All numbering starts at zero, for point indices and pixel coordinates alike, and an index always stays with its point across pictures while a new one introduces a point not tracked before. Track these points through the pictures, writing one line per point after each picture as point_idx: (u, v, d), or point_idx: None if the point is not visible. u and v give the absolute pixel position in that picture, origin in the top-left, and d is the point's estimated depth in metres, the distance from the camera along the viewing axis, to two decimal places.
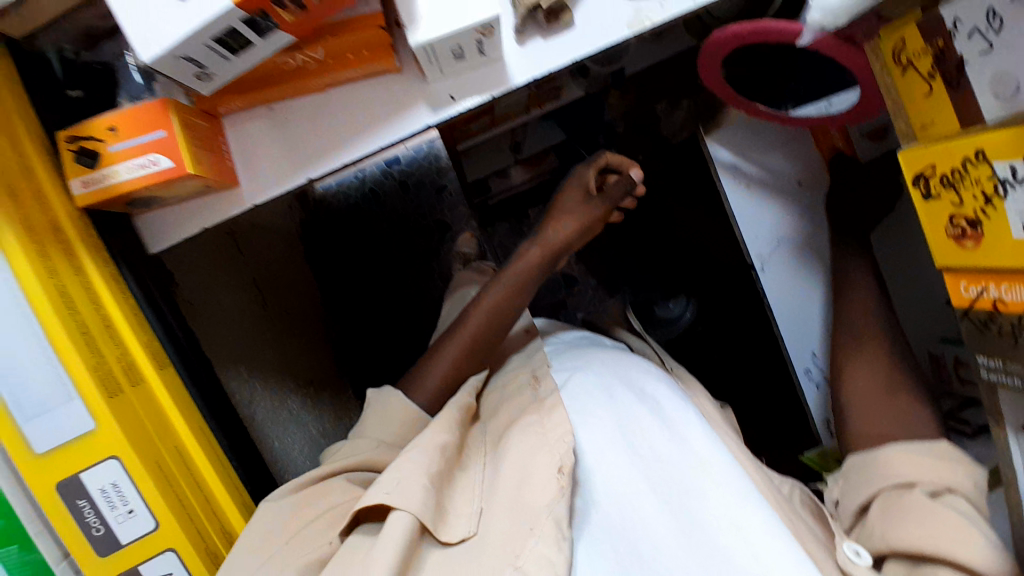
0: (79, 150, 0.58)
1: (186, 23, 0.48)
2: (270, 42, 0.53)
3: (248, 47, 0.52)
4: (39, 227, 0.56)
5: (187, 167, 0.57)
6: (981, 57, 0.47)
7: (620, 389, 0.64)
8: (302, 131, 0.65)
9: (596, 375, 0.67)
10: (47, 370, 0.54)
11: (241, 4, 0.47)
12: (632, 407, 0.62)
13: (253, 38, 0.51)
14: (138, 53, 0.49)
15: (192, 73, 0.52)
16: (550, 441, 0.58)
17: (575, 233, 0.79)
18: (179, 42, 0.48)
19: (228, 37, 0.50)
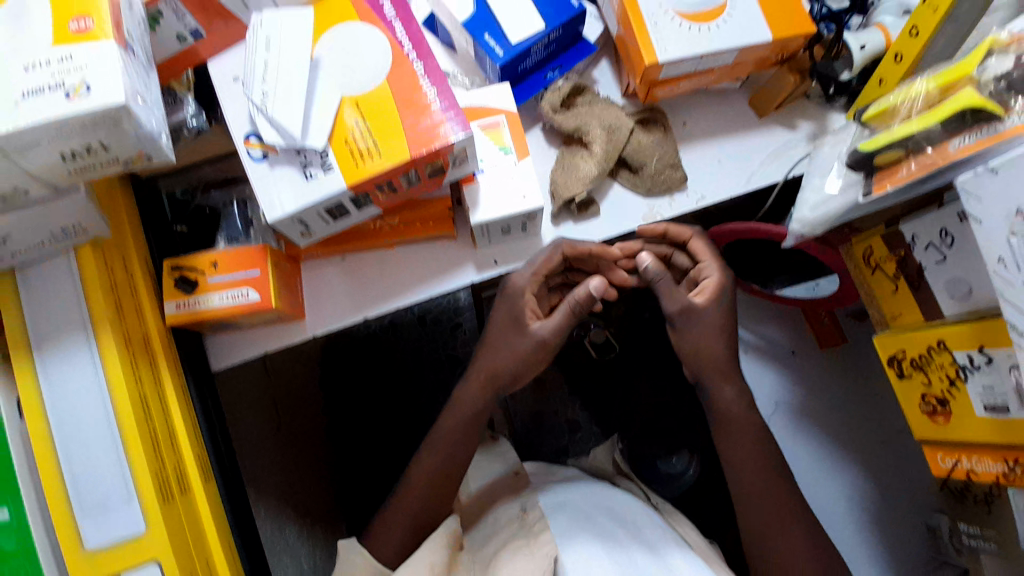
0: (180, 277, 0.66)
1: (303, 196, 0.57)
2: (363, 212, 0.64)
3: (345, 216, 0.62)
4: (136, 342, 0.62)
5: (272, 302, 0.67)
6: (937, 266, 0.59)
7: (603, 519, 0.70)
8: (367, 276, 0.75)
9: (580, 508, 0.72)
10: (115, 469, 0.57)
11: (353, 186, 0.58)
12: (614, 533, 0.67)
13: (351, 208, 0.62)
14: (263, 215, 0.58)
15: (296, 231, 0.62)
16: (538, 557, 0.63)
17: (511, 364, 0.76)
18: (295, 208, 0.57)
19: (335, 208, 0.60)
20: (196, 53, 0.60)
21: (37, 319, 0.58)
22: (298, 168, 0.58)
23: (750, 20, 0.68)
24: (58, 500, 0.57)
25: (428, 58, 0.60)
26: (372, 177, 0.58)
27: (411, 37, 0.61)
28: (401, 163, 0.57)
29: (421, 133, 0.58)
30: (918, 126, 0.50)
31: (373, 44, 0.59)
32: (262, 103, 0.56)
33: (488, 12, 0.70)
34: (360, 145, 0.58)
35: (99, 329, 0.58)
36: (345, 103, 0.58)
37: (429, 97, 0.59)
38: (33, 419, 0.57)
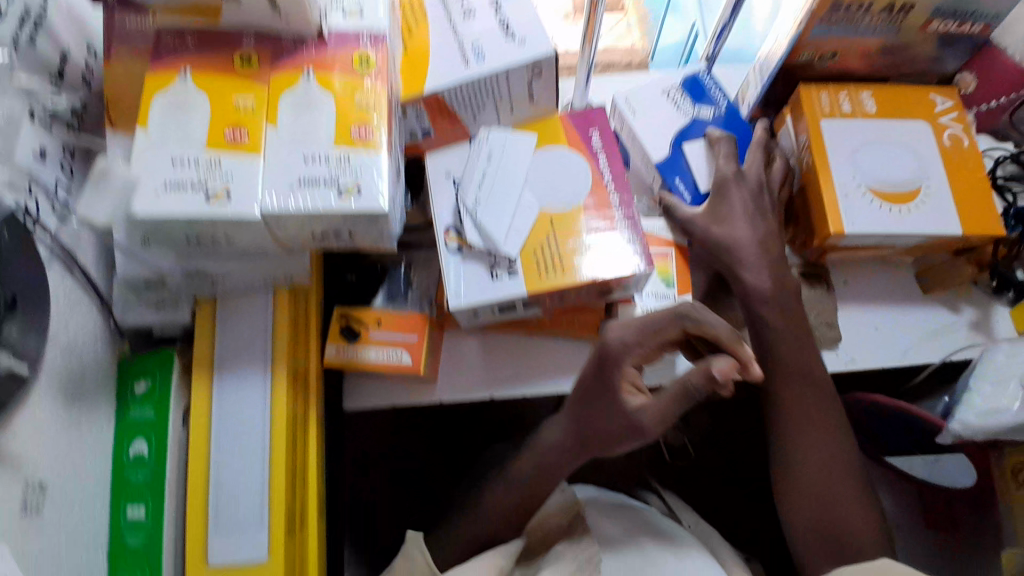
0: (345, 326, 0.73)
1: (485, 292, 0.61)
2: (525, 312, 0.67)
3: (512, 312, 0.66)
4: (299, 376, 0.68)
5: (420, 368, 0.72)
6: None
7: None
8: (505, 359, 0.79)
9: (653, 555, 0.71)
10: (256, 497, 0.62)
11: (533, 291, 0.61)
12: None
13: (520, 307, 0.64)
14: (447, 301, 0.62)
15: (465, 318, 0.65)
16: None
17: (654, 417, 0.62)
18: (476, 301, 0.61)
19: (508, 306, 0.63)
20: (419, 146, 0.65)
21: (225, 342, 0.63)
22: (486, 266, 0.62)
23: (939, 213, 0.69)
24: (198, 511, 0.61)
25: (624, 191, 0.64)
26: (551, 289, 0.61)
27: (613, 169, 0.64)
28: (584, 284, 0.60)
29: (609, 260, 0.61)
30: None
31: (577, 170, 0.64)
32: (472, 208, 0.62)
33: (682, 156, 0.72)
34: (547, 259, 0.61)
35: (275, 366, 0.64)
36: (542, 217, 0.62)
37: (618, 227, 0.63)
38: (198, 433, 0.62)
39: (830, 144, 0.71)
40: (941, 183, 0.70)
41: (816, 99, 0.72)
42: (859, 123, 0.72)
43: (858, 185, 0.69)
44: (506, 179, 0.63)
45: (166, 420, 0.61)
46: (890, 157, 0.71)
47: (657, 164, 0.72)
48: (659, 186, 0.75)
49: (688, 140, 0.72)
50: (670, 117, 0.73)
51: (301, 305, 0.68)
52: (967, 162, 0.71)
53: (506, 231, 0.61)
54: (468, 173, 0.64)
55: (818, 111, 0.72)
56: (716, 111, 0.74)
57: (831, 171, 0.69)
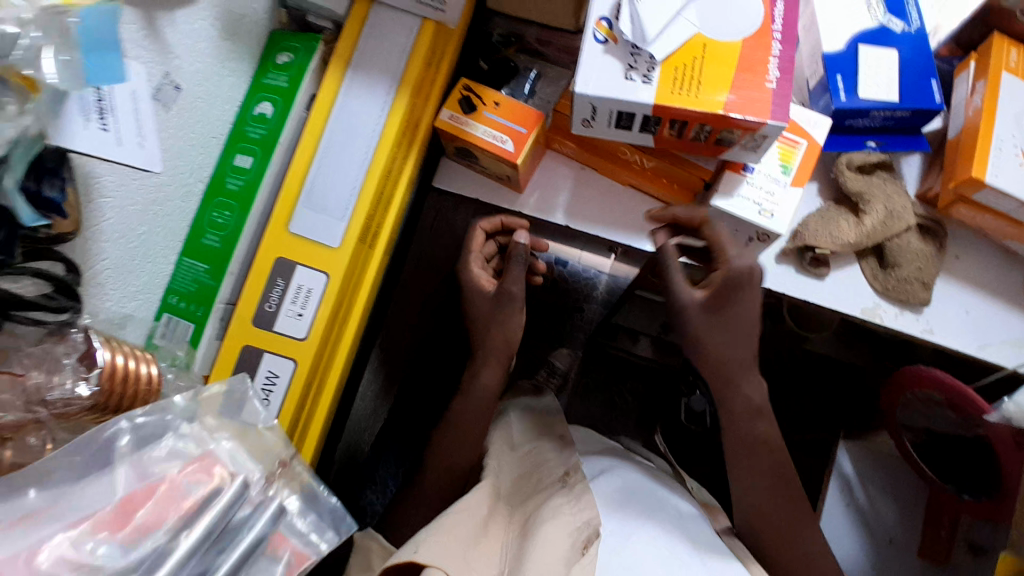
0: (465, 97, 0.76)
1: (613, 87, 0.61)
2: (637, 136, 0.68)
3: (626, 128, 0.67)
4: (413, 116, 0.71)
5: (518, 159, 0.73)
6: None
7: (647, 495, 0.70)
8: (589, 198, 0.80)
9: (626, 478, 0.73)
10: (348, 189, 0.65)
11: (656, 106, 0.61)
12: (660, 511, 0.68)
13: (635, 124, 0.65)
14: (573, 84, 0.63)
15: (581, 116, 0.67)
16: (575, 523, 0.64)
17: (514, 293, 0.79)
18: (603, 94, 0.61)
19: (627, 116, 0.64)
20: None
21: (365, 49, 0.67)
22: (624, 65, 0.62)
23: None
24: (294, 182, 0.65)
25: (789, 44, 0.61)
26: (678, 109, 0.60)
27: (784, 19, 0.62)
28: (709, 113, 0.59)
29: (745, 100, 0.60)
30: None
31: (749, 6, 0.62)
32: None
33: (854, 58, 0.69)
34: (685, 78, 0.61)
35: (402, 86, 0.67)
36: (696, 40, 0.60)
37: (769, 74, 0.60)
38: (319, 115, 0.66)
39: (1005, 96, 0.67)
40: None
41: (1004, 53, 0.69)
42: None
43: (1015, 147, 0.65)
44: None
45: (295, 92, 0.66)
46: None
47: (826, 56, 0.69)
48: (818, 83, 0.71)
49: (865, 44, 0.69)
50: (859, 18, 0.70)
51: (438, 52, 0.71)
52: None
53: (658, 32, 0.60)
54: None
55: (1003, 61, 0.68)
56: (905, 29, 0.71)
57: (994, 121, 0.66)
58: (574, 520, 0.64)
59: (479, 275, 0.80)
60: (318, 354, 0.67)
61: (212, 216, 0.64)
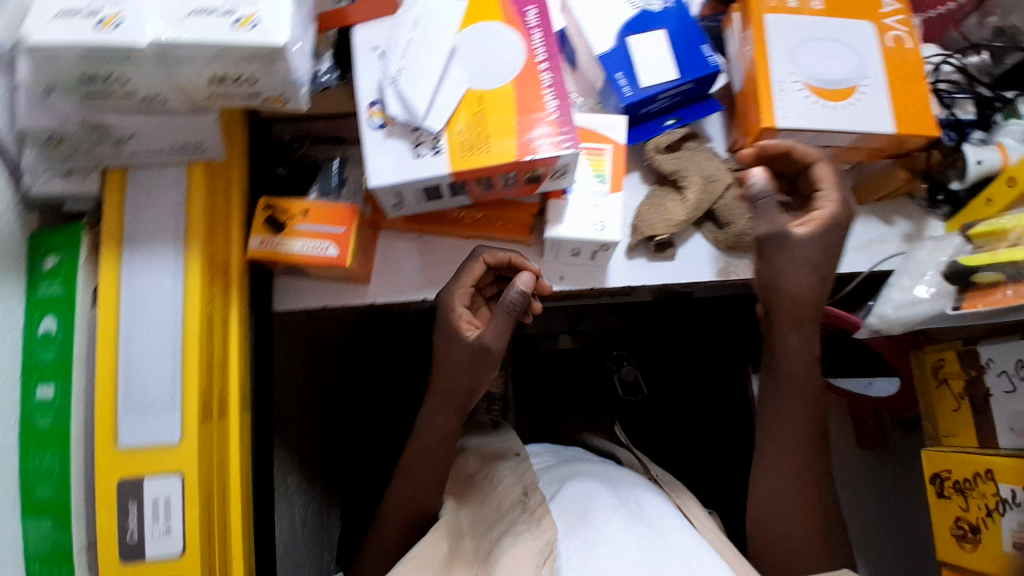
0: (269, 217, 0.70)
1: (405, 171, 0.59)
2: (454, 199, 0.66)
3: (438, 198, 0.64)
4: (216, 265, 0.66)
5: (347, 261, 0.69)
6: (1004, 395, 0.58)
7: (605, 498, 0.72)
8: (440, 260, 0.77)
9: (585, 487, 0.74)
10: (167, 379, 0.61)
11: (454, 172, 0.59)
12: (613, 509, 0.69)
13: (445, 192, 0.63)
14: (367, 180, 0.60)
15: (391, 201, 0.64)
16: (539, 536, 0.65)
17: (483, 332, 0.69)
18: (400, 179, 0.59)
19: (433, 189, 0.62)
20: (345, 17, 0.63)
21: (133, 219, 0.61)
22: (410, 143, 0.60)
23: (876, 112, 0.68)
24: (106, 390, 0.60)
25: (557, 70, 0.61)
26: (475, 169, 0.59)
27: (546, 47, 0.62)
28: (506, 165, 0.58)
29: (535, 140, 0.59)
30: None
31: (509, 46, 0.61)
32: (395, 77, 0.60)
33: (627, 51, 0.72)
34: (472, 137, 0.59)
35: (189, 245, 0.62)
36: (470, 95, 0.60)
37: (547, 107, 0.60)
38: (105, 308, 0.60)
39: (772, 37, 0.69)
40: (882, 82, 0.69)
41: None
42: (805, 18, 0.70)
43: (796, 80, 0.68)
44: (431, 47, 0.60)
45: (74, 296, 0.60)
46: (834, 54, 0.69)
47: (601, 57, 0.72)
48: (605, 84, 0.74)
49: (634, 33, 0.72)
50: (619, 9, 0.73)
51: (220, 189, 0.66)
52: (911, 66, 0.70)
53: (428, 104, 0.59)
54: (393, 40, 0.61)
55: (764, 4, 0.70)
56: (665, 6, 0.74)
57: (767, 65, 0.68)
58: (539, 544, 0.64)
59: (461, 314, 0.72)
60: (206, 555, 0.62)
61: (36, 463, 0.59)
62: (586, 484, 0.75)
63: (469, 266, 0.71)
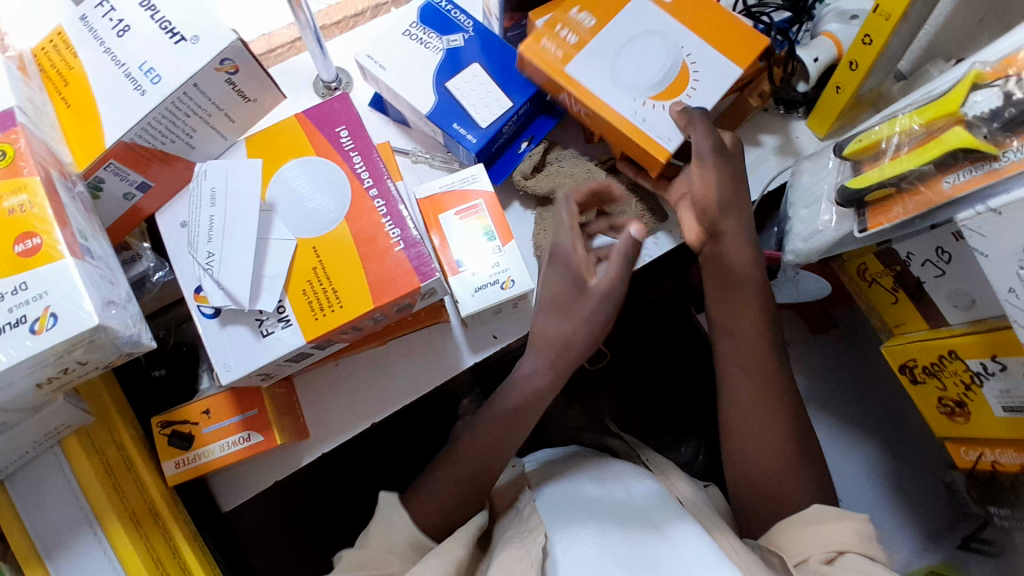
0: (172, 433, 0.63)
1: (257, 357, 0.54)
2: (329, 348, 0.60)
3: (309, 357, 0.58)
4: (140, 514, 0.57)
5: (277, 439, 0.63)
6: (936, 279, 0.60)
7: (597, 495, 0.68)
8: (367, 379, 0.72)
9: (586, 492, 0.69)
10: None
11: (311, 338, 0.54)
12: (604, 503, 0.66)
13: (314, 352, 0.58)
14: (218, 376, 0.55)
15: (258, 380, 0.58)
16: (527, 541, 0.59)
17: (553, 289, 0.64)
18: (247, 368, 0.54)
19: (297, 357, 0.56)
20: (140, 208, 0.57)
21: (42, 527, 0.56)
22: (253, 324, 0.55)
23: (720, 70, 0.66)
24: None
25: (387, 193, 0.57)
26: (333, 329, 0.55)
27: (370, 169, 0.57)
28: (363, 314, 0.54)
29: (384, 277, 0.55)
30: (911, 165, 0.51)
31: (329, 182, 0.56)
32: (208, 265, 0.53)
33: (452, 100, 0.68)
34: (319, 297, 0.55)
35: (107, 523, 0.56)
36: (303, 251, 0.55)
37: (389, 235, 0.56)
38: None
39: (585, 85, 0.66)
40: (703, 43, 0.67)
41: (541, 51, 0.66)
42: (600, 39, 0.67)
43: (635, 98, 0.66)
44: (242, 217, 0.54)
45: None
46: (646, 46, 0.67)
47: (429, 117, 0.68)
48: (444, 136, 0.70)
49: (449, 79, 0.69)
50: (422, 59, 0.69)
51: (105, 438, 0.59)
52: (716, 15, 0.68)
53: (262, 284, 0.54)
54: (194, 223, 0.55)
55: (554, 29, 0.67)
56: (466, 37, 0.71)
57: (609, 107, 0.65)
58: (525, 544, 0.59)
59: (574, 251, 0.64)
60: None
61: None
62: (577, 487, 0.70)
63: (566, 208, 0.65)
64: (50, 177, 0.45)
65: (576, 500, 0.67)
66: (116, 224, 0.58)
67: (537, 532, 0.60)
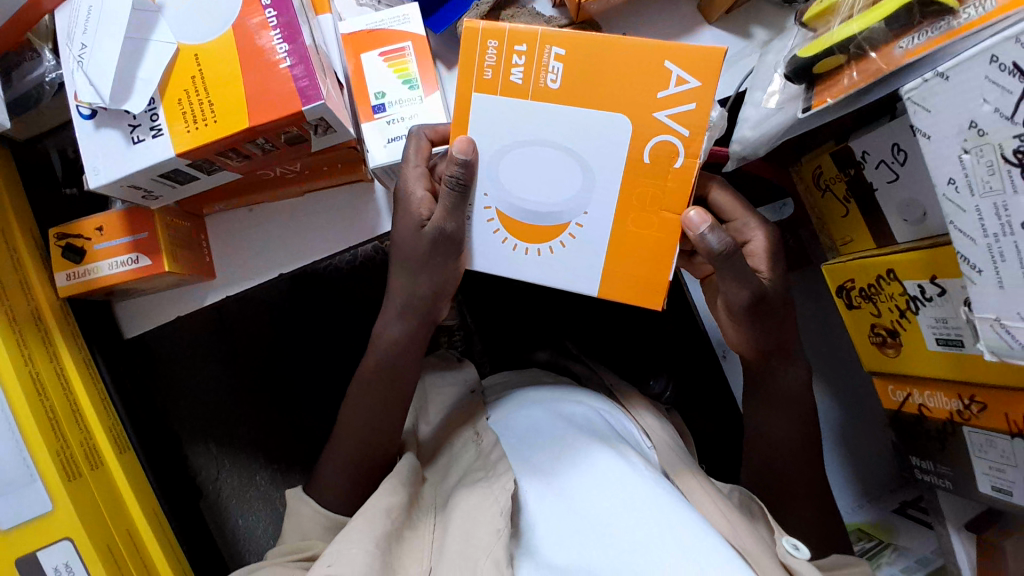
0: (66, 247, 0.61)
1: (125, 162, 0.52)
2: (216, 177, 0.58)
3: (194, 180, 0.57)
4: (21, 320, 0.59)
5: (163, 265, 0.60)
6: (890, 185, 0.52)
7: (552, 420, 0.64)
8: (280, 229, 0.68)
9: (535, 417, 0.65)
10: (15, 459, 0.55)
11: (184, 153, 0.52)
12: (561, 429, 0.61)
13: (199, 174, 0.56)
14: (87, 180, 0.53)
15: (139, 196, 0.56)
16: (494, 489, 0.55)
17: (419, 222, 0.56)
18: (116, 175, 0.52)
19: (173, 174, 0.54)
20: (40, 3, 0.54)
21: None
22: (125, 130, 0.52)
23: (586, 263, 0.52)
24: None
25: (281, 4, 0.52)
26: (208, 144, 0.52)
27: None
28: (241, 132, 0.51)
29: (266, 97, 0.51)
30: (859, 27, 0.44)
31: None
32: (81, 56, 0.51)
33: None
34: (193, 108, 0.51)
35: None
36: (183, 55, 0.51)
37: (277, 51, 0.51)
38: None
39: (487, 117, 0.49)
40: (607, 223, 0.51)
41: (478, 51, 0.48)
42: (534, 107, 0.48)
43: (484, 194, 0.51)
44: (119, 9, 0.51)
45: None
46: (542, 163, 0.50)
47: None
48: None
49: None
50: None
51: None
52: (670, 184, 0.49)
53: (132, 83, 0.51)
54: (76, 14, 0.52)
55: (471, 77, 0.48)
56: None
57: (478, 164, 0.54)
58: (492, 490, 0.55)
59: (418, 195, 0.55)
60: None
61: None
62: (529, 412, 0.67)
63: (412, 146, 0.56)
64: None
65: (540, 433, 0.62)
66: (1, 29, 0.55)
67: (506, 477, 0.56)
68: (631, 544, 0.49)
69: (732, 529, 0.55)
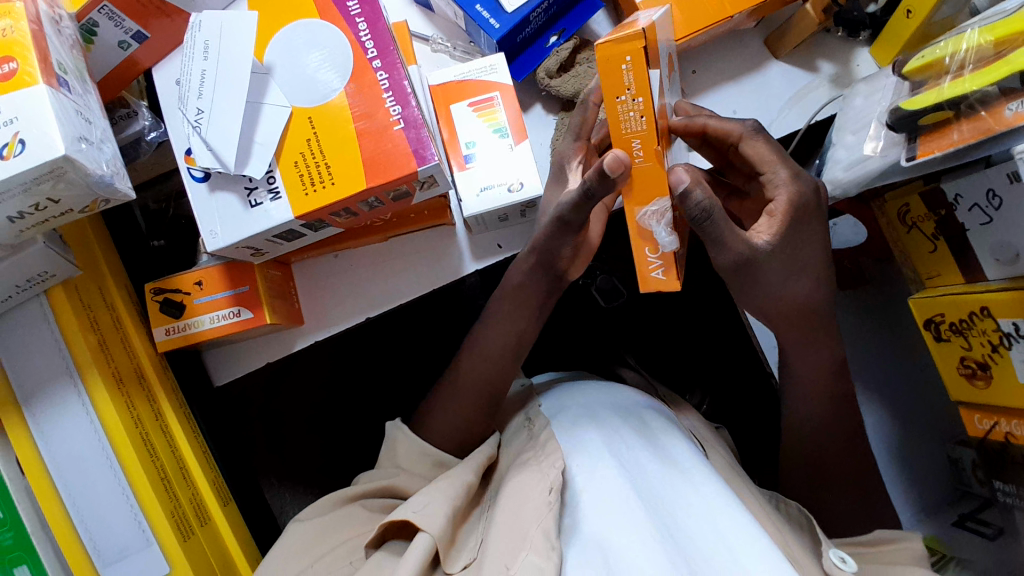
0: (164, 301, 0.62)
1: (240, 228, 0.53)
2: (321, 231, 0.59)
3: (301, 237, 0.58)
4: (127, 376, 0.59)
5: (266, 317, 0.61)
6: (982, 227, 0.55)
7: (604, 411, 0.61)
8: (366, 275, 0.69)
9: (585, 406, 0.63)
10: (128, 515, 0.56)
11: (302, 215, 0.52)
12: (615, 423, 0.59)
13: (307, 231, 0.57)
14: (206, 245, 0.54)
15: (248, 254, 0.57)
16: (544, 467, 0.55)
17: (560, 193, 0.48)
18: (234, 239, 0.53)
19: (286, 233, 0.55)
20: (138, 61, 0.55)
21: (19, 373, 0.55)
22: (241, 194, 0.53)
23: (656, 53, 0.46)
24: (78, 553, 0.56)
25: (391, 66, 0.53)
26: (320, 208, 0.52)
27: (374, 36, 0.53)
28: (355, 194, 0.52)
29: (378, 158, 0.52)
30: (975, 86, 0.46)
31: (333, 45, 0.53)
32: (197, 122, 0.51)
33: None
34: (309, 171, 0.52)
35: (86, 376, 0.55)
36: (298, 116, 0.52)
37: (390, 110, 0.52)
38: (49, 499, 0.55)
39: None
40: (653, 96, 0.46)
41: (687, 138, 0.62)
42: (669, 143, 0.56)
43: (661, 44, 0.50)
44: (232, 73, 0.51)
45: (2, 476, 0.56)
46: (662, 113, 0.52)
47: None
48: (467, 20, 0.66)
49: None
50: None
51: (97, 294, 0.59)
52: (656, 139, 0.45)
53: (250, 147, 0.51)
54: (186, 78, 0.52)
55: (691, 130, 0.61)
56: None
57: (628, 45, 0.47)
58: (543, 468, 0.55)
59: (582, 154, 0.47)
60: None
61: None
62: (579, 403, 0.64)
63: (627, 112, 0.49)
64: (38, 12, 0.44)
65: (594, 418, 0.60)
66: (105, 80, 0.55)
67: (555, 456, 0.56)
68: (695, 550, 0.46)
69: (780, 535, 0.54)
